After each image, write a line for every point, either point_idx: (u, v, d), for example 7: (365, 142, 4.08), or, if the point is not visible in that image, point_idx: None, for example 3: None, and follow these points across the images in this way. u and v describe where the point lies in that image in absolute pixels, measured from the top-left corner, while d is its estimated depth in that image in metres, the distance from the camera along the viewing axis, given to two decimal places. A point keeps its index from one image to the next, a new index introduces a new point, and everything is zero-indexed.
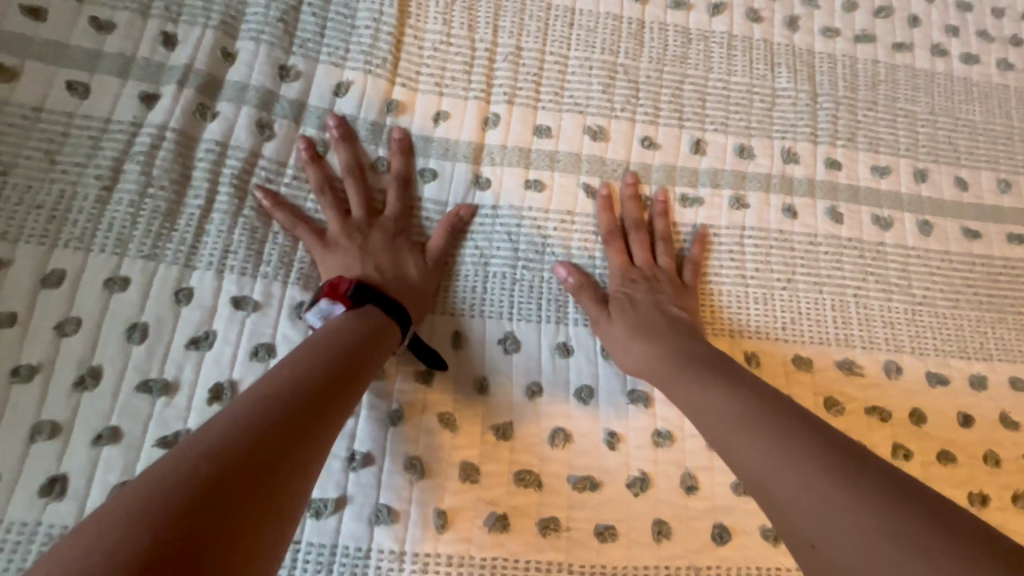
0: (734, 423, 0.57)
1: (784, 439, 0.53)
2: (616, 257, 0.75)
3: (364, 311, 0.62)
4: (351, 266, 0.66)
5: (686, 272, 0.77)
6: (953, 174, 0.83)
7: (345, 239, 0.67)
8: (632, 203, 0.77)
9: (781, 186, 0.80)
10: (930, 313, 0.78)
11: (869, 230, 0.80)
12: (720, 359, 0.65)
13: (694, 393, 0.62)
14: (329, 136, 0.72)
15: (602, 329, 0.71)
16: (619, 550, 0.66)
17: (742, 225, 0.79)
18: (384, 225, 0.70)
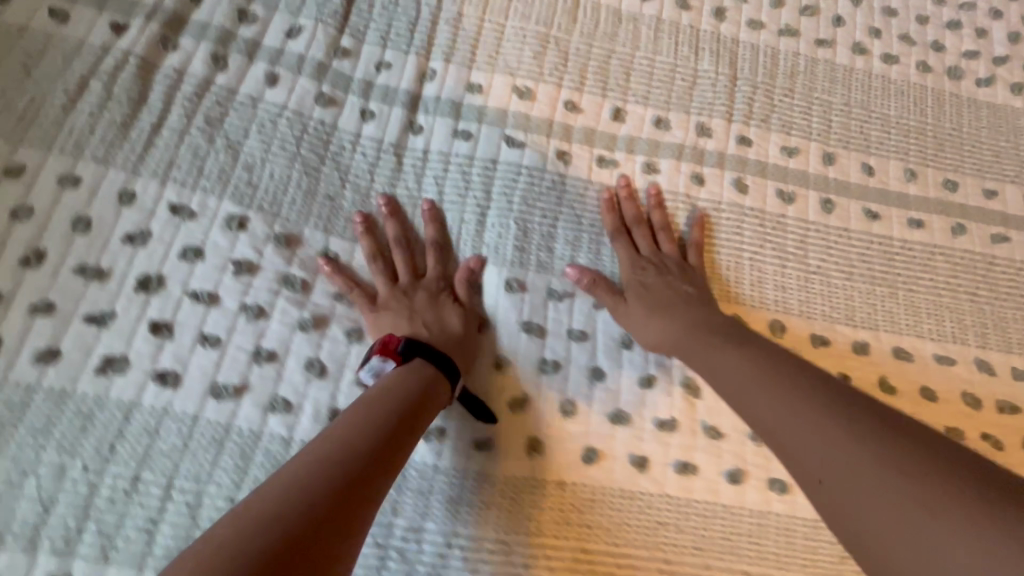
0: (753, 384, 0.65)
1: (799, 400, 0.61)
2: (624, 251, 0.79)
3: (414, 366, 0.66)
4: (401, 327, 0.70)
5: (688, 254, 0.81)
6: (861, 161, 0.91)
7: (393, 300, 0.72)
8: (632, 202, 0.82)
9: (692, 156, 0.86)
10: (822, 283, 0.83)
11: (772, 202, 0.86)
12: (732, 325, 0.72)
13: (711, 357, 0.69)
14: (379, 212, 0.78)
15: (620, 310, 0.75)
16: (493, 460, 0.70)
17: (652, 188, 0.85)
18: (427, 286, 0.75)
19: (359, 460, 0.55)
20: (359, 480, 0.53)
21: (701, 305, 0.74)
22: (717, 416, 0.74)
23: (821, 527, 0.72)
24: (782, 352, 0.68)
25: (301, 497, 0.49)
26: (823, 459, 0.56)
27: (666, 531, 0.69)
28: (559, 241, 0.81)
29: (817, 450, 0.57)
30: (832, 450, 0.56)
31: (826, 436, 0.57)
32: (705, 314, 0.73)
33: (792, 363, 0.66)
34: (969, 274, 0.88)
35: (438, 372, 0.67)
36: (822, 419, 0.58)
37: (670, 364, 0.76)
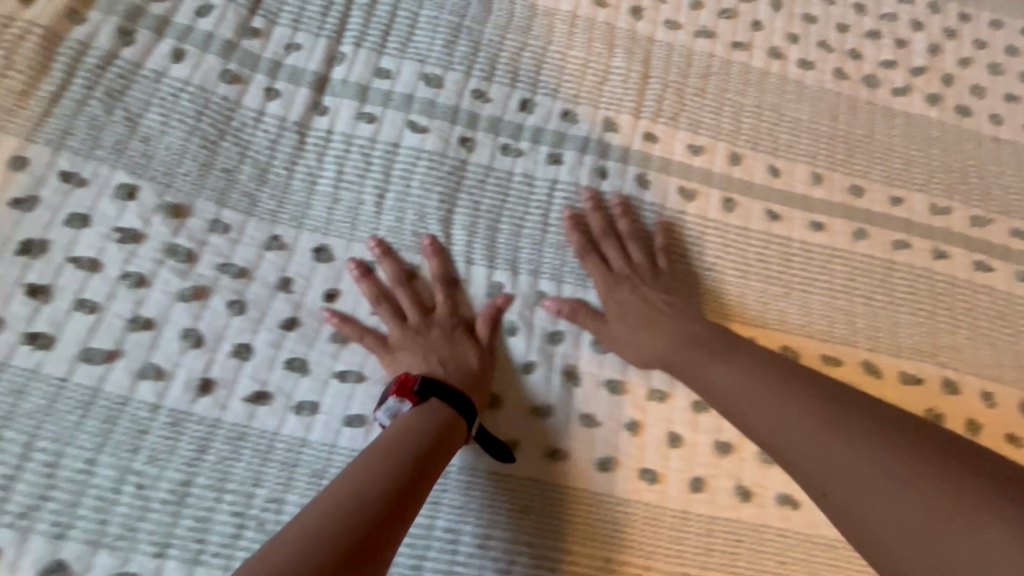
0: (748, 396, 0.66)
1: (795, 409, 0.63)
2: (595, 269, 0.80)
3: (432, 406, 0.68)
4: (417, 365, 0.72)
5: (657, 259, 0.83)
6: (767, 162, 0.92)
7: (408, 341, 0.74)
8: (597, 215, 0.83)
9: (596, 150, 0.87)
10: (715, 279, 0.85)
11: (673, 198, 0.87)
12: (715, 332, 0.73)
13: (701, 371, 0.70)
14: (374, 255, 0.78)
15: (602, 329, 0.77)
16: (363, 436, 0.71)
17: (554, 179, 0.85)
18: (440, 323, 0.76)
19: (376, 504, 0.56)
20: (378, 523, 0.55)
21: (683, 316, 0.75)
22: (592, 404, 0.76)
23: (687, 517, 0.74)
24: (769, 356, 0.69)
25: (316, 542, 0.50)
26: (826, 468, 0.58)
27: (530, 515, 0.71)
28: (456, 226, 0.82)
29: (819, 462, 0.59)
30: (834, 460, 0.58)
31: (827, 448, 0.58)
32: (686, 325, 0.74)
33: (782, 368, 0.68)
34: (867, 278, 0.89)
35: (448, 411, 0.68)
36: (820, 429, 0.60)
37: (552, 352, 0.77)
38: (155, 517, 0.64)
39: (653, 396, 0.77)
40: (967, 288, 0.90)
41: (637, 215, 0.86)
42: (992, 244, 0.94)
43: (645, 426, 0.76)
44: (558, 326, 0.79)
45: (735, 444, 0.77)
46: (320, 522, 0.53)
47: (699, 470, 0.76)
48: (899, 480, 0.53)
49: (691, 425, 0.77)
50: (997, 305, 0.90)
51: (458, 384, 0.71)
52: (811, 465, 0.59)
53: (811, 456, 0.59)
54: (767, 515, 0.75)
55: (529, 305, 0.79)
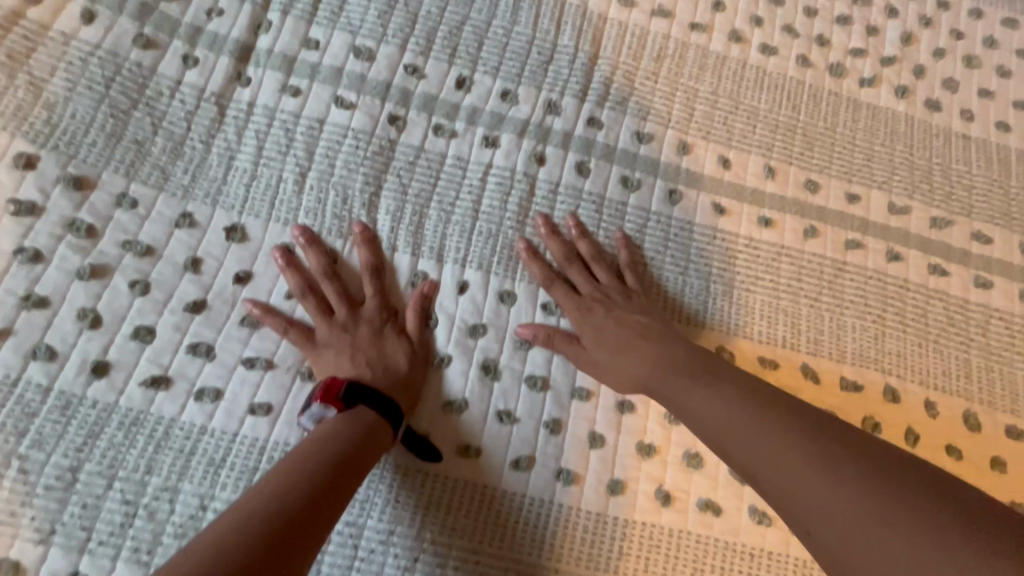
0: (732, 425, 0.63)
1: (781, 442, 0.59)
2: (563, 297, 0.77)
3: (360, 413, 0.65)
4: (343, 368, 0.68)
5: (625, 278, 0.80)
6: (719, 153, 0.88)
7: (334, 339, 0.70)
8: (557, 241, 0.79)
9: (536, 134, 0.83)
10: (653, 274, 0.82)
11: (613, 189, 0.84)
12: (698, 355, 0.70)
13: (684, 398, 0.67)
14: (296, 242, 0.74)
15: (581, 359, 0.74)
16: (267, 427, 0.67)
17: (488, 163, 0.81)
18: (369, 319, 0.72)
19: (291, 513, 0.53)
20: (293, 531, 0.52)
21: (664, 338, 0.72)
22: (510, 401, 0.74)
23: (603, 520, 0.71)
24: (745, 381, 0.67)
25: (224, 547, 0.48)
26: (808, 508, 0.55)
27: (435, 513, 0.69)
28: (381, 210, 0.77)
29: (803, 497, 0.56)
30: (821, 499, 0.54)
31: (815, 486, 0.55)
32: (668, 348, 0.71)
33: (766, 395, 0.65)
34: (814, 279, 0.85)
35: (375, 415, 0.65)
36: (807, 465, 0.57)
37: (473, 347, 0.75)
38: (40, 503, 0.62)
39: (575, 395, 0.75)
40: (920, 292, 0.87)
41: (596, 235, 0.82)
42: (951, 247, 0.89)
43: (566, 425, 0.74)
44: (480, 321, 0.76)
45: (659, 446, 0.75)
46: (230, 535, 0.49)
47: (619, 472, 0.73)
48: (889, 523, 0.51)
49: (614, 426, 0.75)
50: (950, 311, 0.86)
51: (386, 389, 0.69)
52: (792, 501, 0.57)
53: (798, 494, 0.56)
54: (687, 521, 0.73)
55: (452, 297, 0.76)
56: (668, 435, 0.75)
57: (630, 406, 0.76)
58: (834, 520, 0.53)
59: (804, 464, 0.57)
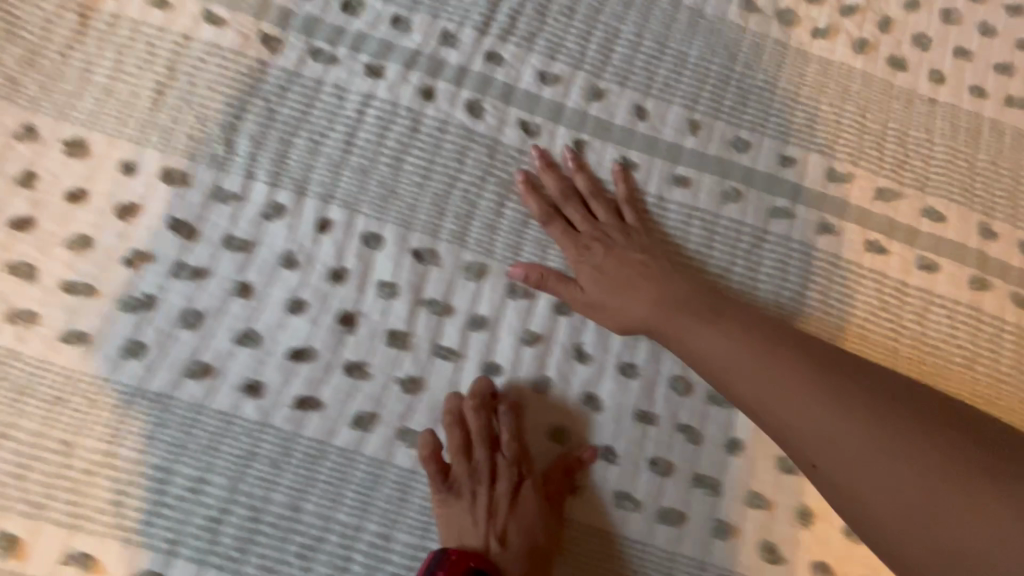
0: (746, 372, 0.62)
1: (797, 386, 0.59)
2: (560, 235, 0.71)
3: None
4: (469, 530, 0.62)
5: (624, 213, 0.74)
6: (635, 101, 0.78)
7: (468, 492, 0.64)
8: (553, 175, 0.73)
9: (427, 66, 0.75)
10: (539, 228, 0.73)
11: (510, 133, 0.75)
12: (703, 295, 0.67)
13: (688, 338, 0.65)
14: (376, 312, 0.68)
15: (578, 301, 0.69)
16: (83, 356, 0.63)
17: (369, 94, 0.73)
18: (507, 475, 0.65)
19: None
20: None
21: (666, 279, 0.68)
22: (364, 353, 0.67)
23: None
24: (751, 317, 0.66)
25: None
26: (830, 453, 0.57)
27: (256, 465, 0.62)
28: (241, 135, 0.71)
29: (819, 440, 0.57)
30: (846, 450, 0.56)
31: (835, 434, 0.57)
32: (672, 289, 0.67)
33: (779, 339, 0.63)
34: (728, 249, 0.76)
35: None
36: (829, 413, 0.57)
37: (329, 294, 0.68)
38: None
39: (439, 353, 0.68)
40: (851, 271, 0.77)
41: (594, 170, 0.76)
42: (894, 223, 0.79)
43: (423, 385, 0.67)
44: (342, 265, 0.68)
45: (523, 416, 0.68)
46: None
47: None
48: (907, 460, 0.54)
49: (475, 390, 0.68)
50: (884, 294, 0.76)
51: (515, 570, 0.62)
52: (807, 443, 0.58)
53: (818, 439, 0.57)
54: (604, 518, 0.67)
55: (312, 237, 0.69)
56: (534, 404, 0.69)
57: (495, 369, 0.69)
58: (855, 462, 0.56)
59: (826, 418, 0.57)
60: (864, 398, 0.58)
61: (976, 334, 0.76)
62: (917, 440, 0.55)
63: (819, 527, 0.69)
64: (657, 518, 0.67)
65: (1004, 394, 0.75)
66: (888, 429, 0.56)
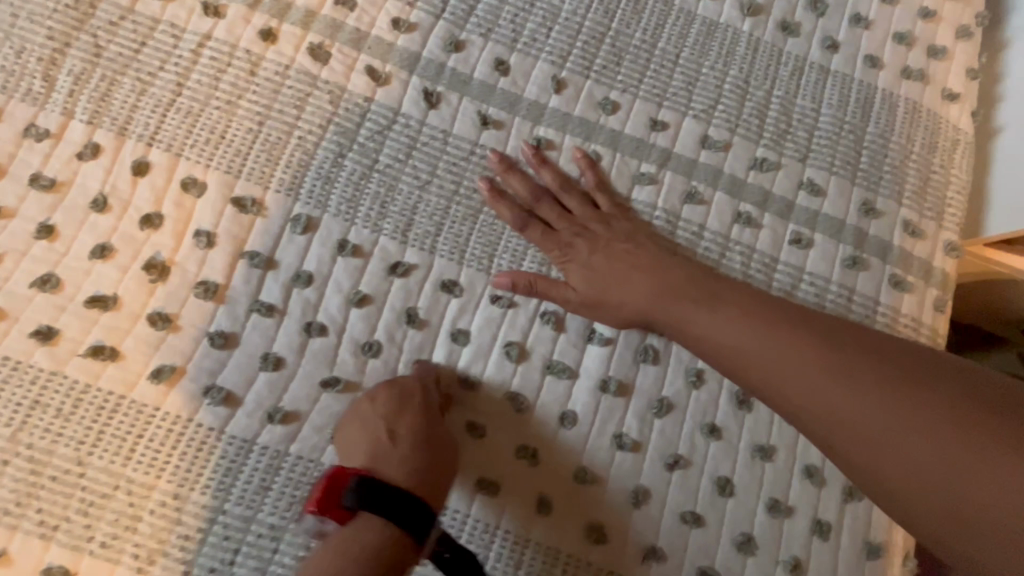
0: (749, 342, 0.53)
1: (800, 361, 0.50)
2: (540, 238, 0.68)
3: (364, 524, 0.51)
4: (358, 447, 0.57)
5: (597, 200, 0.71)
6: (495, 55, 0.74)
7: (361, 412, 0.60)
8: (517, 176, 0.70)
9: (273, 8, 0.71)
10: (381, 183, 0.69)
11: (358, 80, 0.71)
12: (693, 277, 0.61)
13: (682, 322, 0.59)
14: (194, 262, 0.64)
15: (572, 303, 0.66)
16: None
17: (206, 34, 0.69)
18: (402, 392, 0.60)
19: None
20: None
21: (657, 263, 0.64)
22: (173, 304, 0.63)
23: (248, 448, 0.62)
24: (752, 297, 0.57)
25: None
26: (846, 435, 0.46)
27: (40, 416, 0.59)
28: (63, 70, 0.67)
29: (833, 420, 0.47)
30: (867, 430, 0.46)
31: (845, 403, 0.47)
32: (665, 272, 0.62)
33: (785, 308, 0.54)
34: None
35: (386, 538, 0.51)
36: (840, 387, 0.47)
37: (143, 242, 0.64)
38: None
39: (255, 309, 0.64)
40: (716, 243, 0.72)
41: (555, 163, 0.72)
42: (769, 194, 0.74)
43: (237, 342, 0.64)
44: (158, 212, 0.65)
45: (347, 380, 0.64)
46: None
47: (287, 401, 0.63)
48: (949, 436, 0.43)
49: (296, 349, 0.64)
50: (750, 268, 0.72)
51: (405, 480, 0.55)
52: (816, 423, 0.48)
53: (831, 419, 0.47)
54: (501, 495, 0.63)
55: (129, 182, 0.65)
56: (359, 368, 0.65)
57: (318, 328, 0.65)
58: (879, 443, 0.45)
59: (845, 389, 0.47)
60: (888, 373, 0.47)
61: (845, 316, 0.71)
62: (958, 416, 0.43)
63: (653, 509, 0.64)
64: (476, 487, 0.63)
65: None
66: (917, 404, 0.45)
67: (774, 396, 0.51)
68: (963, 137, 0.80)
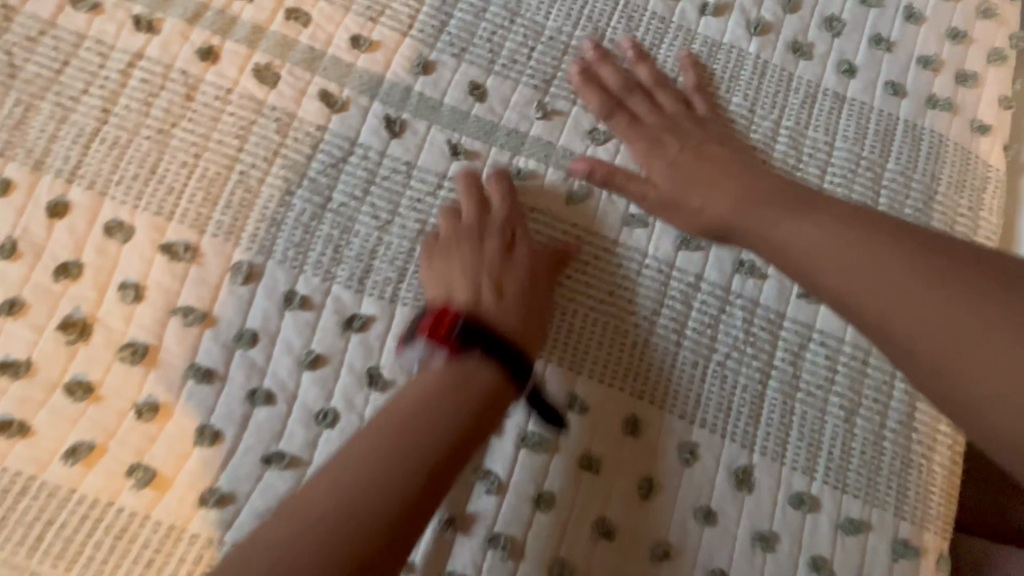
0: (852, 246, 0.47)
1: (892, 262, 0.45)
2: (627, 129, 0.64)
3: (478, 366, 0.51)
4: (462, 275, 0.57)
5: (693, 102, 0.67)
6: (468, 77, 0.66)
7: (456, 245, 0.59)
8: (611, 66, 0.66)
9: (214, 23, 0.62)
10: (334, 223, 0.60)
11: (309, 106, 0.62)
12: (784, 184, 0.54)
13: (769, 228, 0.52)
14: (120, 313, 0.55)
15: (650, 200, 0.61)
16: None
17: (137, 52, 0.61)
18: (496, 233, 0.60)
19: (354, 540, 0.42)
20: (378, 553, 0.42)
21: (748, 168, 0.57)
22: (96, 368, 0.54)
23: (175, 538, 0.52)
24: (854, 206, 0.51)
25: None
26: (932, 335, 0.43)
27: None
28: None
29: (920, 323, 0.43)
30: (954, 335, 0.42)
31: (932, 306, 0.43)
32: (758, 178, 0.55)
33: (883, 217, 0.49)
34: (565, 259, 0.63)
35: (401, 494, 0.44)
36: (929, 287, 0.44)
37: (60, 295, 0.55)
38: None
39: (192, 375, 0.55)
40: (715, 297, 0.64)
41: (657, 60, 0.69)
42: None
43: (170, 414, 0.54)
44: (77, 260, 0.56)
45: (293, 456, 0.54)
46: None
47: (225, 482, 0.53)
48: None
49: (238, 421, 0.54)
50: (752, 326, 0.63)
51: (512, 306, 0.56)
52: (900, 332, 0.44)
53: (924, 327, 0.43)
54: None
55: (42, 224, 0.56)
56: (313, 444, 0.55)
57: (264, 396, 0.55)
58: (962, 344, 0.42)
59: (923, 275, 0.44)
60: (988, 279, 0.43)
61: (857, 380, 0.63)
62: None
63: None
64: None
65: (887, 453, 0.62)
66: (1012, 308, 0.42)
67: (867, 300, 0.45)
68: (994, 174, 0.71)
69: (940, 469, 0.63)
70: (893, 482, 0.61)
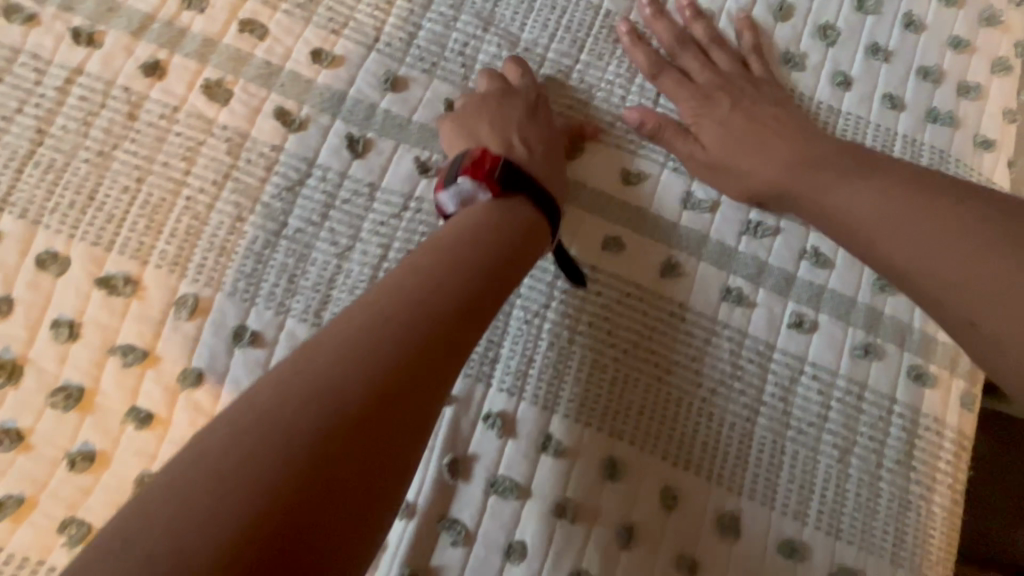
0: (904, 210, 0.50)
1: (942, 225, 0.48)
2: (675, 86, 0.63)
3: (516, 206, 0.53)
4: (493, 134, 0.57)
5: (750, 65, 0.65)
6: (438, 92, 0.61)
7: (482, 103, 0.58)
8: (665, 23, 0.65)
9: (160, 36, 0.58)
10: (290, 251, 0.56)
11: (263, 124, 0.58)
12: (843, 150, 0.56)
13: (823, 192, 0.54)
14: (57, 354, 0.51)
15: (696, 159, 0.62)
16: None
17: (76, 67, 0.56)
18: (525, 97, 0.60)
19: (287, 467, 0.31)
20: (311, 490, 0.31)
21: (806, 131, 0.58)
22: (28, 414, 0.50)
23: None
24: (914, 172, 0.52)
25: None
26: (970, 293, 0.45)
27: None
28: None
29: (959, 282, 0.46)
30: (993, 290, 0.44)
31: (973, 264, 0.45)
32: (813, 142, 0.57)
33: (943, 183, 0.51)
34: (539, 288, 0.60)
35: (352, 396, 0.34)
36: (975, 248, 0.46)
37: None
38: None
39: (131, 419, 0.50)
40: (699, 327, 0.60)
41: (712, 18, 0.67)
42: (765, 264, 0.62)
43: (107, 462, 0.50)
44: (7, 296, 0.52)
45: None
46: None
47: None
48: None
49: None
50: (739, 361, 0.59)
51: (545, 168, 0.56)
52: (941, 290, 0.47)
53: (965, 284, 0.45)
54: None
55: None
56: None
57: None
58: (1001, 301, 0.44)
59: (958, 234, 0.47)
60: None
61: (852, 417, 0.59)
62: None
63: None
64: None
65: (884, 495, 0.58)
66: None
67: (913, 260, 0.48)
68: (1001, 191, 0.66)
69: (939, 511, 0.58)
70: (890, 527, 0.57)
